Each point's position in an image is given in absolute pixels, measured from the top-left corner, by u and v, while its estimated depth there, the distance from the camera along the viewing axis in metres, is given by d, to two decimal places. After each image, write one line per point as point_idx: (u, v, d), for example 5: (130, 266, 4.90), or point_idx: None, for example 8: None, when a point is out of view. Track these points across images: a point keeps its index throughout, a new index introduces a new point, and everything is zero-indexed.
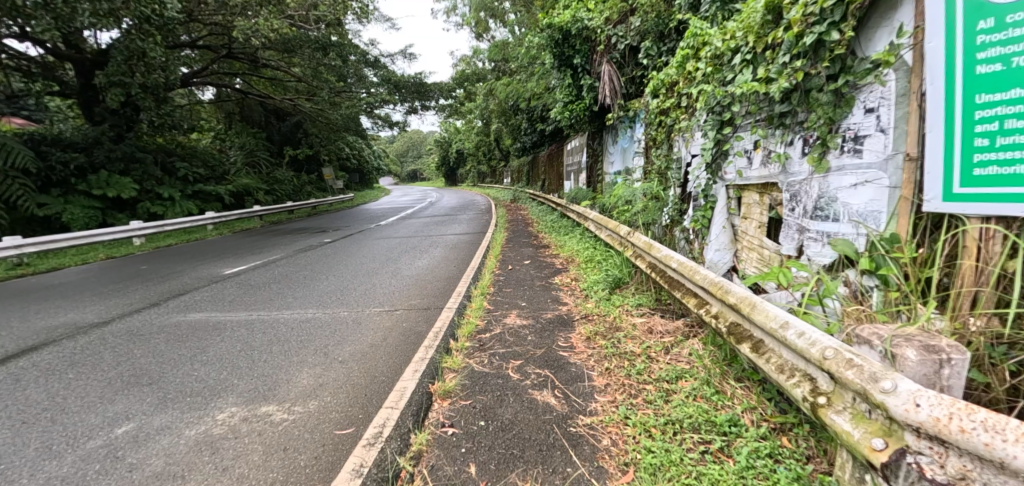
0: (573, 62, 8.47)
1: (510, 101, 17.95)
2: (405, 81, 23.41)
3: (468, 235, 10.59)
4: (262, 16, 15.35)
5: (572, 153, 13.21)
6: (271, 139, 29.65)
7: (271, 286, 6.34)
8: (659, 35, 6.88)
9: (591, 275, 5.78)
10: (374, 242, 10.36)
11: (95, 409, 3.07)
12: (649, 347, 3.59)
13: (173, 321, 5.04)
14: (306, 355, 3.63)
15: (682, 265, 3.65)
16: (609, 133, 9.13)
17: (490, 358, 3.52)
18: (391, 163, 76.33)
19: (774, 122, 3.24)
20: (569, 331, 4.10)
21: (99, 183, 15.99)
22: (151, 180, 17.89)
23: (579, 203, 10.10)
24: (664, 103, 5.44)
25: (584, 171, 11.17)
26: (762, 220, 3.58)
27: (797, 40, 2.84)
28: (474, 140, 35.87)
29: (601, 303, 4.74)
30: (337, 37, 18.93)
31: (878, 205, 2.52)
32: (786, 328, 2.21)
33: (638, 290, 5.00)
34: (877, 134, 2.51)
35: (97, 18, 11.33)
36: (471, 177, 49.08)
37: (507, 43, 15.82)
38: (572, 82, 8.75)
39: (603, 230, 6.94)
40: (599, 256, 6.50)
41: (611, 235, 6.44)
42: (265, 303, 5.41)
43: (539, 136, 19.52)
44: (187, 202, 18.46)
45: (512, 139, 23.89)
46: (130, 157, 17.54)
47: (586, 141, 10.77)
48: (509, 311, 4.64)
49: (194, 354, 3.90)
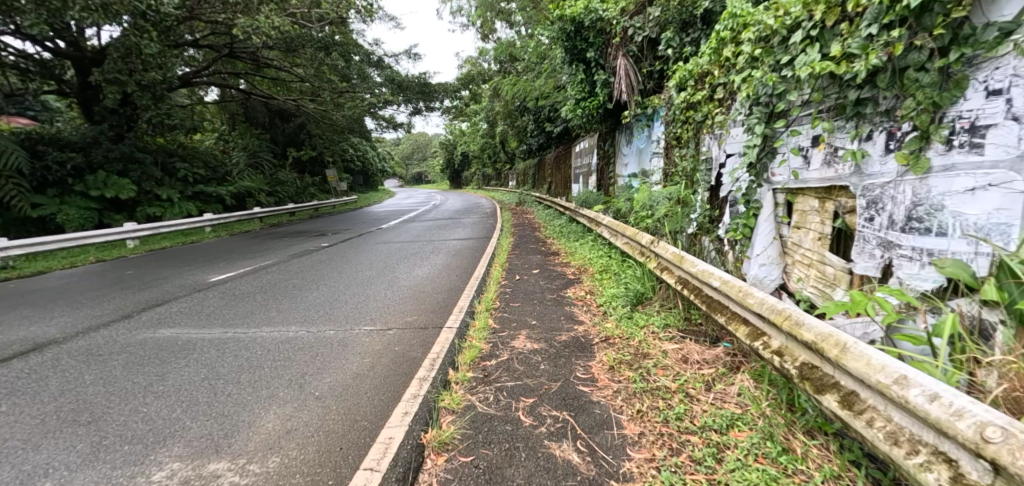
0: (585, 56, 7.82)
1: (517, 101, 17.54)
2: (410, 81, 22.96)
3: (473, 240, 10.08)
4: (264, 14, 14.99)
5: (580, 155, 12.69)
6: (275, 140, 29.32)
7: (255, 297, 5.77)
8: (682, 25, 6.32)
9: (608, 288, 5.21)
10: (374, 248, 9.81)
11: (12, 459, 2.51)
12: (686, 382, 3.00)
13: (140, 338, 4.48)
14: (277, 388, 3.06)
15: (727, 285, 3.04)
16: (623, 133, 8.55)
17: (496, 395, 2.93)
18: (396, 165, 76.01)
19: (848, 111, 2.69)
20: (588, 358, 3.50)
21: (97, 184, 15.63)
22: (150, 181, 17.49)
23: (590, 207, 9.55)
24: (693, 95, 4.85)
25: (594, 174, 10.66)
26: (823, 231, 3.01)
27: (890, 5, 2.29)
28: (479, 141, 35.49)
29: (622, 323, 4.15)
30: (340, 37, 18.62)
31: (1007, 215, 1.94)
32: (905, 385, 1.63)
33: (664, 307, 4.41)
34: (1006, 123, 1.95)
35: (88, 12, 10.86)
36: (475, 181, 48.66)
37: (514, 43, 15.43)
38: (585, 78, 8.06)
39: (618, 238, 6.38)
40: (616, 267, 5.92)
41: (628, 242, 5.87)
42: (245, 318, 4.84)
43: (546, 138, 19.10)
44: (185, 203, 18.06)
45: (518, 141, 23.52)
46: (128, 157, 17.16)
47: (597, 142, 10.26)
48: (518, 331, 4.06)
49: (151, 383, 3.34)
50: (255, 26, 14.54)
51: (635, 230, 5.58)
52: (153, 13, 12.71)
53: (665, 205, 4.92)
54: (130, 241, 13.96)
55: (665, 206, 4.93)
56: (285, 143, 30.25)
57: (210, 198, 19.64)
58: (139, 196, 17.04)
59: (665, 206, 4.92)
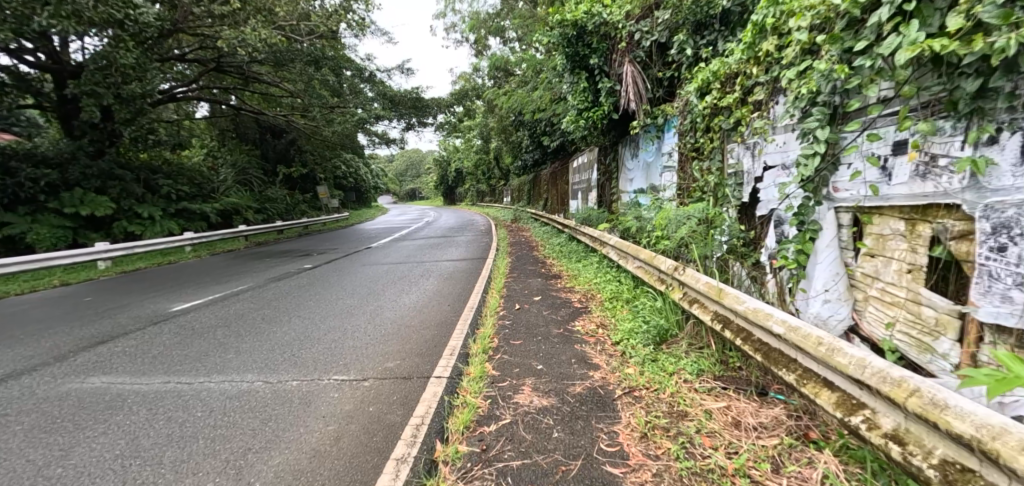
0: (588, 63, 7.02)
1: (513, 115, 17.11)
2: (402, 95, 22.47)
3: (467, 260, 9.42)
4: (251, 26, 14.43)
5: (579, 171, 12.11)
6: (266, 156, 28.71)
7: (215, 333, 5.01)
8: (696, 27, 5.72)
9: (622, 320, 4.52)
10: (360, 270, 9.09)
11: None
12: (747, 461, 2.30)
13: (63, 389, 3.71)
14: (208, 476, 2.35)
15: (790, 330, 2.33)
16: (627, 146, 7.95)
17: (496, 482, 2.24)
18: (390, 182, 75.70)
19: (959, 107, 2.11)
20: (610, 420, 2.79)
21: (72, 201, 14.88)
22: (131, 198, 16.70)
23: (591, 225, 8.95)
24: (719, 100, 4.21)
25: (594, 190, 10.04)
26: (915, 261, 2.35)
27: None
28: (473, 157, 35.07)
29: (647, 369, 3.45)
30: (331, 51, 18.17)
31: None
32: None
33: (693, 347, 3.72)
34: None
35: (57, 20, 10.17)
36: (469, 197, 48.18)
37: (509, 57, 15.02)
38: (588, 87, 7.19)
39: (630, 261, 5.72)
40: (631, 295, 5.21)
41: (642, 267, 5.21)
42: (197, 361, 4.09)
43: (542, 153, 18.64)
44: (167, 221, 17.29)
45: (513, 156, 23.11)
46: (107, 174, 16.43)
47: (598, 156, 9.68)
48: (522, 380, 3.36)
49: (49, 464, 2.59)
50: (240, 38, 13.96)
51: (650, 253, 4.92)
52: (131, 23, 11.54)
53: (687, 226, 4.27)
54: (101, 262, 13.12)
55: (688, 227, 4.27)
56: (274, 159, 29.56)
57: (194, 216, 18.90)
58: (117, 214, 16.25)
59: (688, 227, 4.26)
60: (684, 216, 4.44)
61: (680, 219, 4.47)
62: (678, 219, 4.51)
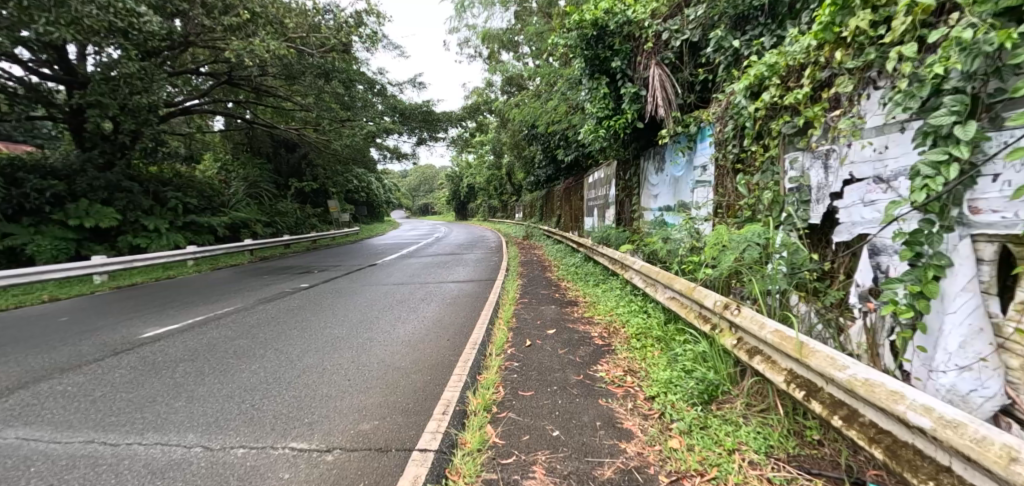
0: (610, 67, 6.24)
1: (526, 128, 16.54)
2: (413, 109, 22.10)
3: (474, 282, 8.70)
4: (260, 36, 14.01)
5: (594, 186, 11.38)
6: (279, 170, 28.59)
7: (178, 368, 4.29)
8: (737, 21, 4.93)
9: (656, 368, 3.72)
10: (359, 291, 8.40)
11: None
12: None
13: None
14: None
15: (943, 425, 1.61)
16: (652, 159, 7.17)
17: None
18: (403, 197, 76.00)
19: None
20: None
21: (78, 212, 14.55)
22: (137, 210, 16.32)
23: (610, 245, 8.17)
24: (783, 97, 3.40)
25: (612, 207, 9.29)
26: None
27: None
28: (485, 172, 34.59)
29: (698, 443, 2.66)
30: (342, 64, 17.80)
31: None
32: None
33: (752, 410, 2.91)
34: None
35: (54, 27, 9.50)
36: (481, 213, 47.80)
37: (523, 70, 14.50)
38: (608, 94, 6.36)
39: (659, 291, 4.92)
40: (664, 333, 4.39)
41: (676, 298, 4.42)
42: (142, 410, 3.37)
43: (555, 168, 18.04)
44: (173, 234, 16.85)
45: (526, 172, 22.53)
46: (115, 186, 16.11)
47: (616, 171, 8.95)
48: (535, 454, 2.62)
49: None
50: (248, 48, 13.52)
51: (688, 283, 4.14)
52: (135, 33, 10.68)
53: (736, 252, 3.47)
54: (96, 276, 12.53)
55: (738, 253, 3.47)
56: (285, 173, 29.31)
57: (201, 229, 18.54)
58: (122, 226, 15.86)
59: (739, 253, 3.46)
60: (731, 238, 3.62)
61: (727, 242, 3.66)
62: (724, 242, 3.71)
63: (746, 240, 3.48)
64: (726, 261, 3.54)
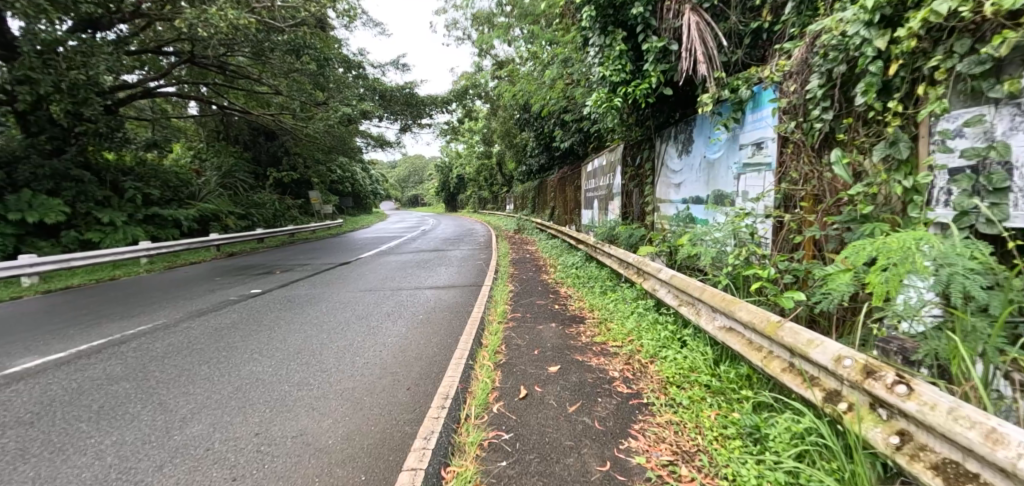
0: (628, 15, 4.78)
1: (519, 111, 15.08)
2: (394, 91, 20.51)
3: (457, 286, 7.31)
4: (219, 4, 12.24)
5: (594, 175, 10.01)
6: (255, 158, 26.87)
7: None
8: None
9: (729, 455, 2.33)
10: (316, 299, 6.90)
11: None
12: None
13: None
14: None
15: None
16: (673, 139, 5.78)
17: None
18: (390, 187, 74.23)
19: None
20: None
21: (18, 204, 12.84)
22: (90, 202, 14.64)
23: (619, 244, 6.81)
24: (973, 14, 2.07)
25: (618, 198, 7.96)
26: None
27: None
28: (475, 161, 33.12)
29: None
30: (316, 41, 16.11)
31: None
32: None
33: None
34: None
35: None
36: (470, 204, 46.32)
37: (517, 45, 12.99)
38: (625, 50, 4.89)
39: (705, 315, 3.53)
40: (723, 387, 3.03)
41: (738, 330, 3.03)
42: None
43: (549, 155, 16.66)
44: (133, 227, 15.21)
45: (517, 160, 21.16)
46: (63, 175, 14.38)
47: (625, 155, 7.60)
48: None
49: None
50: (202, 17, 11.78)
51: (766, 313, 2.74)
52: None
53: (899, 264, 2.04)
54: (26, 278, 10.89)
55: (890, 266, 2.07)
56: (262, 161, 27.49)
57: None
58: (73, 219, 14.16)
59: (896, 264, 2.05)
60: (872, 245, 2.22)
61: (876, 254, 2.22)
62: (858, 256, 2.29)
63: (910, 244, 2.08)
64: (879, 284, 2.12)
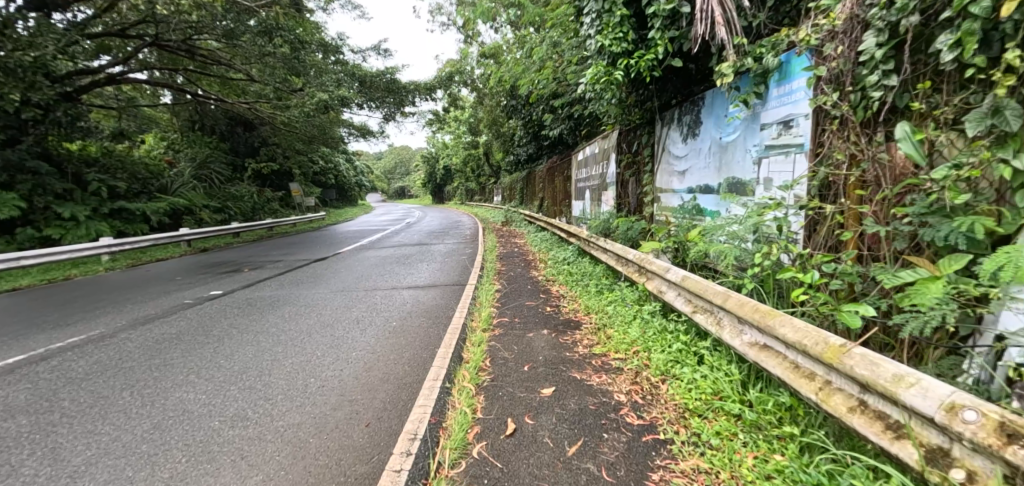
0: None
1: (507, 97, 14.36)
2: (374, 78, 19.58)
3: (439, 286, 6.66)
4: None
5: (585, 163, 9.40)
6: (231, 149, 25.75)
7: None
8: None
9: None
10: (279, 302, 6.17)
11: None
12: None
13: None
14: None
15: None
16: (677, 121, 5.17)
17: None
18: (376, 179, 72.87)
19: None
20: None
21: None
22: (48, 195, 13.59)
23: (616, 238, 6.20)
24: None
25: (613, 188, 7.36)
26: None
27: None
28: (461, 152, 32.31)
29: None
30: (289, 22, 15.14)
31: None
32: None
33: None
34: None
35: None
36: (457, 195, 45.45)
37: (504, 27, 12.25)
38: (627, 15, 4.24)
39: (726, 326, 2.93)
40: (759, 420, 2.43)
41: (776, 347, 2.43)
42: None
43: (538, 144, 15.98)
44: (96, 222, 14.20)
45: (505, 150, 20.48)
46: (18, 166, 13.29)
47: (621, 141, 6.99)
48: None
49: None
50: None
51: (820, 332, 2.14)
52: None
53: None
54: None
55: None
56: (239, 152, 26.33)
57: None
58: (29, 214, 13.06)
59: None
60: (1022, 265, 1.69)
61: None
62: (956, 263, 1.96)
63: None
64: None
